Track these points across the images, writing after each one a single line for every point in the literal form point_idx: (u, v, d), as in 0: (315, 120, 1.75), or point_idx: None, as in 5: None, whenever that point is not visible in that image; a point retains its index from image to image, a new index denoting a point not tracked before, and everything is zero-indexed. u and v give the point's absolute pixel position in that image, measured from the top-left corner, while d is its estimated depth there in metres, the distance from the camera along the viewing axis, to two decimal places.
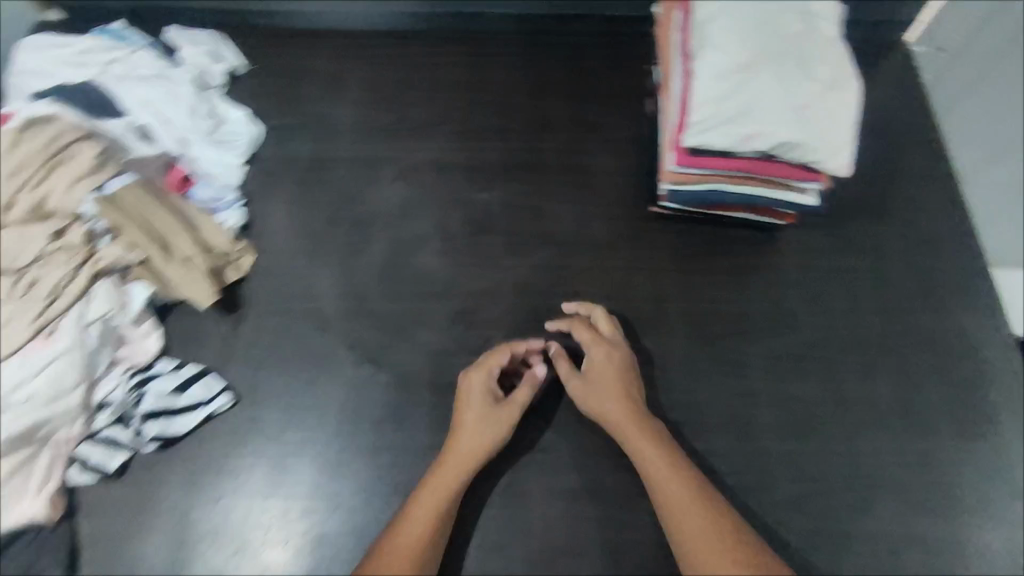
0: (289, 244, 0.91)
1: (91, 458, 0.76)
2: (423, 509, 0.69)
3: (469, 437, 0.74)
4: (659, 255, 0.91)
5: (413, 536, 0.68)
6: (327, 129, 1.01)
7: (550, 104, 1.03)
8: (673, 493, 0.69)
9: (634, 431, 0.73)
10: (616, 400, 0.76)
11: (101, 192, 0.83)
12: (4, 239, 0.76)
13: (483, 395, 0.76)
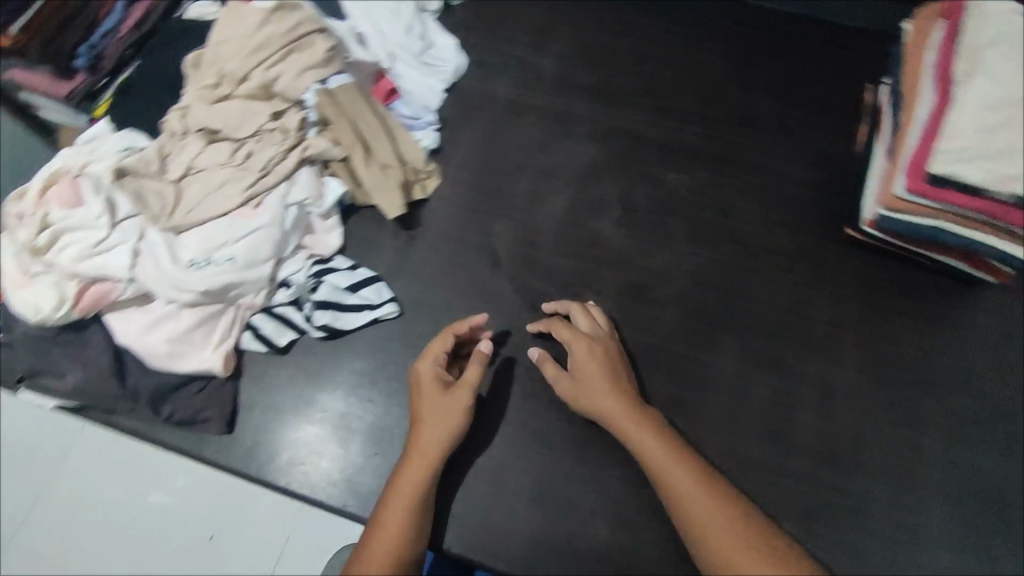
0: (472, 178, 0.92)
1: (263, 329, 0.79)
2: (412, 479, 0.68)
3: (439, 414, 0.71)
4: (841, 280, 0.86)
5: (397, 507, 0.66)
6: (528, 76, 1.02)
7: (755, 101, 0.99)
8: (690, 493, 0.64)
9: (631, 425, 0.69)
10: (609, 398, 0.71)
11: (323, 85, 0.86)
12: (232, 109, 0.83)
13: (438, 372, 0.73)
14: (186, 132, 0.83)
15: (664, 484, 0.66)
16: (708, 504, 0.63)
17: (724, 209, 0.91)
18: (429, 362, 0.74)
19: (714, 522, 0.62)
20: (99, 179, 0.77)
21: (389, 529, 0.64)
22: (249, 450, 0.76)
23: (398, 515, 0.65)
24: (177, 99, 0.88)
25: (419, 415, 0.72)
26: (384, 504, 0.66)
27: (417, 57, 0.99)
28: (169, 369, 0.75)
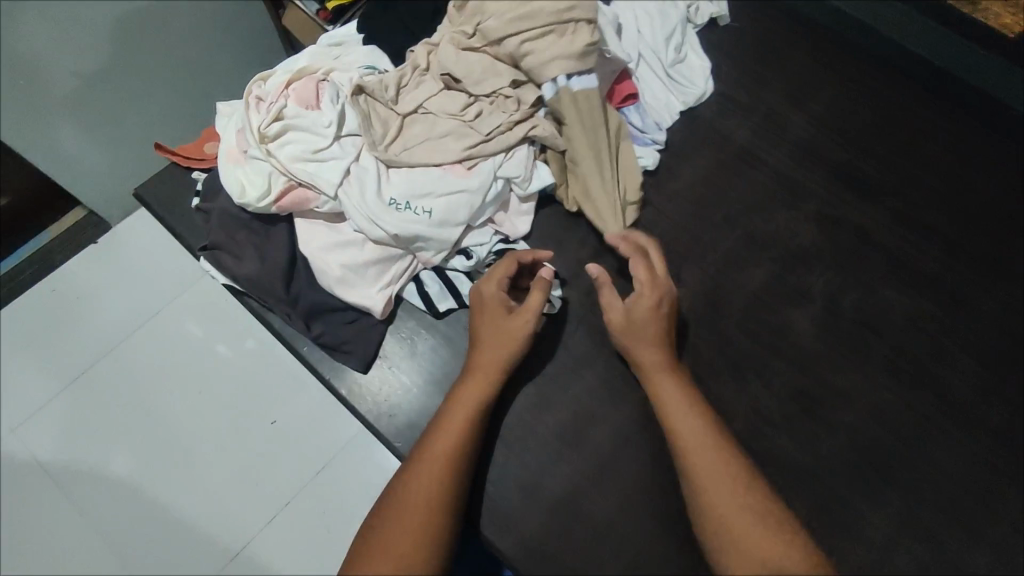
0: (678, 213, 0.86)
1: (428, 288, 0.78)
2: (461, 413, 0.68)
3: (497, 339, 0.71)
4: (988, 436, 0.75)
5: (443, 447, 0.65)
6: (772, 126, 0.93)
7: (1017, 245, 0.85)
8: (712, 467, 0.63)
9: (672, 390, 0.68)
10: (650, 350, 0.70)
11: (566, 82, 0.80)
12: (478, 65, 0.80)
13: (503, 297, 0.72)
14: (428, 70, 0.81)
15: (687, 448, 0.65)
16: (730, 487, 0.61)
17: (940, 350, 0.79)
18: (495, 284, 0.72)
19: (731, 506, 0.60)
20: (339, 91, 0.78)
21: (434, 462, 0.64)
22: (375, 397, 0.76)
23: (449, 453, 0.65)
24: (428, 35, 0.87)
25: (477, 336, 0.72)
26: (432, 435, 0.66)
27: (666, 67, 0.94)
28: (333, 292, 0.75)
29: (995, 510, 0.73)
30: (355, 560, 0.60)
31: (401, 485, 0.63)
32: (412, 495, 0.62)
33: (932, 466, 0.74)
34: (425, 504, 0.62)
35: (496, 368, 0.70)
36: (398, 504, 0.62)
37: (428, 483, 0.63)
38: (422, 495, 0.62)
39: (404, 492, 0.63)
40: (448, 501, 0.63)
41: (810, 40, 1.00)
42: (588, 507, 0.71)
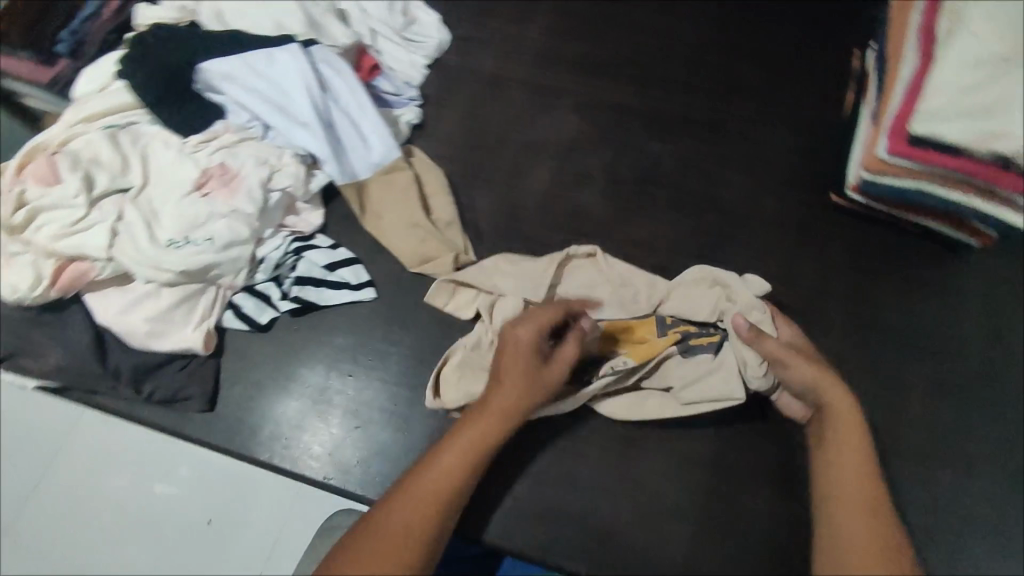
0: (454, 152, 0.92)
1: (242, 307, 0.80)
2: (479, 430, 0.66)
3: (516, 372, 0.68)
4: (767, 230, 0.87)
5: (442, 468, 0.63)
6: (513, 47, 1.01)
7: (743, 68, 0.97)
8: (847, 495, 0.61)
9: (862, 485, 0.62)
10: (847, 439, 0.64)
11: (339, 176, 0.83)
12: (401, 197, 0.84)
13: (537, 342, 0.69)
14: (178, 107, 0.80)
15: (838, 493, 0.62)
16: (841, 494, 0.61)
17: (709, 177, 0.90)
18: (540, 330, 0.70)
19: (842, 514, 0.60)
20: (76, 157, 0.76)
21: (440, 475, 0.63)
22: (231, 426, 0.77)
23: (451, 463, 0.64)
24: None
25: (494, 374, 0.68)
26: (440, 448, 0.65)
27: (399, 32, 0.99)
28: (149, 348, 0.76)
29: (794, 285, 0.84)
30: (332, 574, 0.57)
31: (391, 502, 0.61)
32: (391, 517, 0.60)
33: (733, 272, 0.84)
34: (404, 526, 0.59)
35: (519, 399, 0.67)
36: (378, 525, 0.59)
37: (422, 497, 0.62)
38: (413, 511, 0.61)
39: (394, 510, 0.61)
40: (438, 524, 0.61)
41: None
42: None
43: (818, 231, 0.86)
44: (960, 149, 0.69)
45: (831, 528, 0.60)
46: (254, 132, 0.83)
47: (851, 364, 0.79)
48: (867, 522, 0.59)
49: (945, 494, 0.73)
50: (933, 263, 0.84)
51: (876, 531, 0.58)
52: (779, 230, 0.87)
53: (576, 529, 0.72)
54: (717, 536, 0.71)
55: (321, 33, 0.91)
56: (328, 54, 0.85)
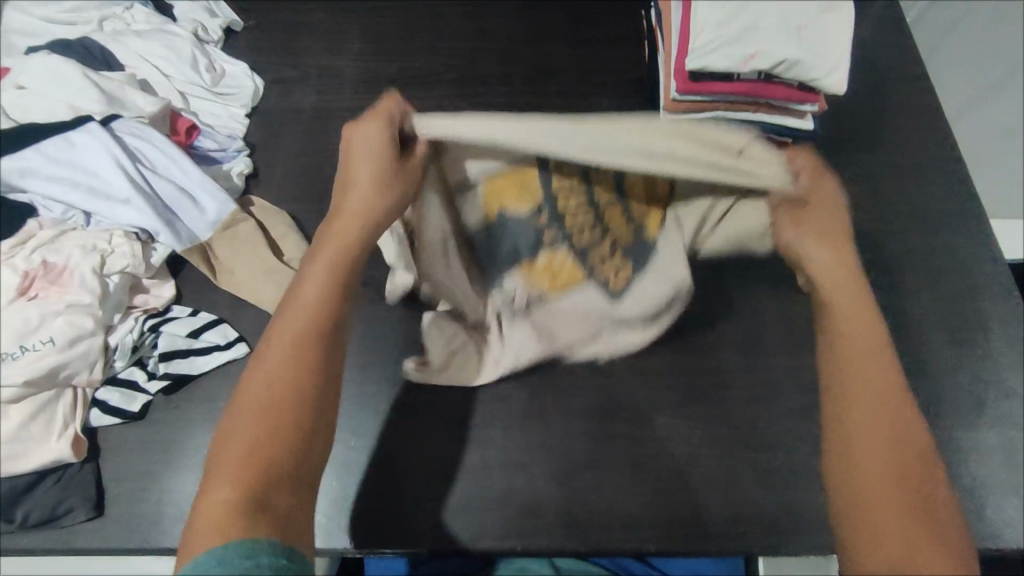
0: (296, 192, 0.94)
1: (109, 401, 0.76)
2: (336, 255, 0.63)
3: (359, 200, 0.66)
4: None
5: (307, 306, 0.60)
6: (330, 79, 1.03)
7: (547, 48, 1.05)
8: (864, 399, 0.62)
9: (865, 346, 0.65)
10: (854, 318, 0.67)
11: (179, 240, 0.81)
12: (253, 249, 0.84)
13: (384, 149, 0.66)
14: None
15: (852, 364, 0.64)
16: (873, 416, 0.60)
17: None
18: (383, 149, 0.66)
19: (861, 435, 0.60)
20: None
21: (300, 313, 0.60)
22: (126, 524, 0.73)
23: (308, 301, 0.61)
24: None
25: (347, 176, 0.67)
26: (301, 283, 0.62)
27: (210, 89, 0.98)
28: (9, 472, 0.70)
29: None
30: (218, 452, 0.54)
31: (262, 356, 0.58)
32: (268, 374, 0.57)
33: None
34: (285, 376, 0.57)
35: (363, 224, 0.65)
36: (255, 386, 0.56)
37: (286, 343, 0.58)
38: (280, 362, 0.57)
39: (261, 366, 0.57)
40: (316, 363, 0.58)
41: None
42: (369, 453, 0.77)
43: None
44: (732, 74, 0.77)
45: (850, 437, 0.60)
46: (75, 222, 0.80)
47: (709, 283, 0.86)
48: (887, 436, 0.59)
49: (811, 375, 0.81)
50: None
51: (899, 458, 0.58)
52: None
53: (498, 511, 0.74)
54: (625, 473, 0.76)
55: (123, 105, 0.88)
56: (134, 126, 0.84)
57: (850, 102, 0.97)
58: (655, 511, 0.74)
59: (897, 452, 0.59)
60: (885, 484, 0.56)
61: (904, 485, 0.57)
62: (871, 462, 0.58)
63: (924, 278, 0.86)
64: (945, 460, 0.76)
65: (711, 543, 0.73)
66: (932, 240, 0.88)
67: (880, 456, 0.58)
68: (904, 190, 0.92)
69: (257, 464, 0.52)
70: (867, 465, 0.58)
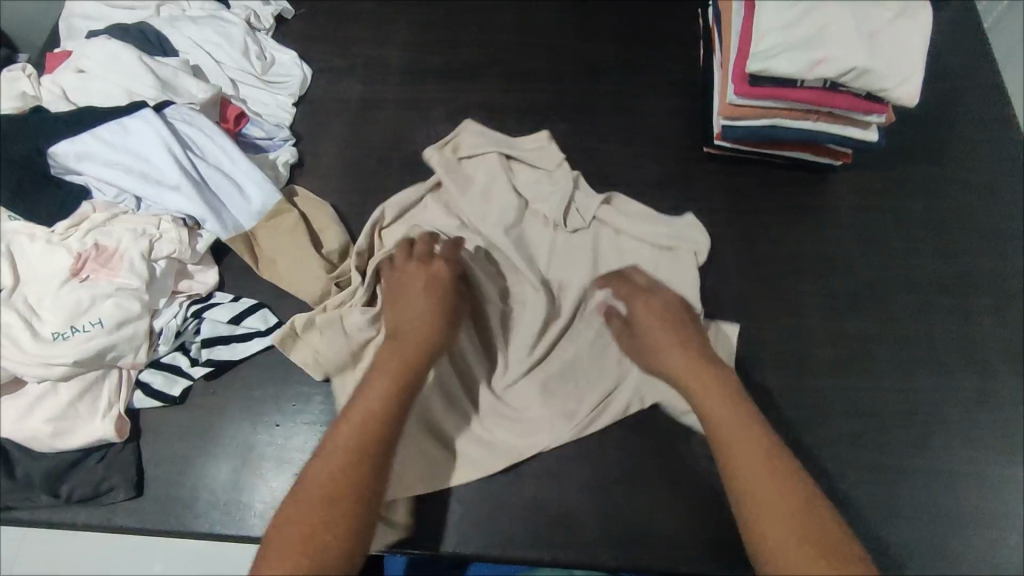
0: (339, 184, 0.94)
1: (152, 384, 0.77)
2: (388, 379, 0.69)
3: (423, 318, 0.74)
4: (650, 193, 0.91)
5: (375, 404, 0.67)
6: (377, 69, 1.02)
7: (598, 44, 1.02)
8: (733, 424, 0.66)
9: (733, 419, 0.66)
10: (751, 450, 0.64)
11: (223, 226, 0.82)
12: (297, 245, 0.84)
13: (452, 283, 0.77)
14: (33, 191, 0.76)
15: (737, 453, 0.64)
16: (761, 458, 0.63)
17: (588, 153, 0.94)
18: (448, 277, 0.77)
19: (757, 472, 0.62)
20: None
21: (358, 417, 0.66)
22: (163, 506, 0.74)
23: (377, 407, 0.67)
24: None
25: (405, 305, 0.75)
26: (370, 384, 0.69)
27: (260, 77, 0.99)
28: (58, 448, 0.72)
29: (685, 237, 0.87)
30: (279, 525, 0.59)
31: (319, 456, 0.64)
32: (318, 474, 0.62)
33: None
34: (329, 474, 0.62)
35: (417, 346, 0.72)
36: (308, 482, 0.62)
37: (342, 451, 0.63)
38: (338, 461, 0.63)
39: (315, 471, 0.62)
40: (371, 472, 0.63)
41: None
42: None
43: (697, 182, 0.91)
44: (795, 81, 0.73)
45: (745, 475, 0.62)
46: (126, 205, 0.81)
47: (756, 297, 0.83)
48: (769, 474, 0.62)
49: (861, 400, 0.77)
50: (807, 188, 0.89)
51: (782, 487, 0.61)
52: (662, 191, 0.91)
53: (527, 519, 0.73)
54: (658, 490, 0.74)
55: (176, 92, 0.89)
56: (186, 114, 0.85)
57: (917, 112, 0.92)
58: (687, 531, 0.72)
59: (775, 480, 0.61)
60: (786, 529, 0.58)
61: (809, 538, 0.58)
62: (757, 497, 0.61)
63: (991, 304, 0.81)
64: (1000, 499, 0.72)
65: (743, 567, 0.71)
66: (998, 264, 0.83)
67: (768, 491, 0.61)
68: (973, 208, 0.86)
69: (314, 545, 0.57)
70: (783, 517, 0.59)
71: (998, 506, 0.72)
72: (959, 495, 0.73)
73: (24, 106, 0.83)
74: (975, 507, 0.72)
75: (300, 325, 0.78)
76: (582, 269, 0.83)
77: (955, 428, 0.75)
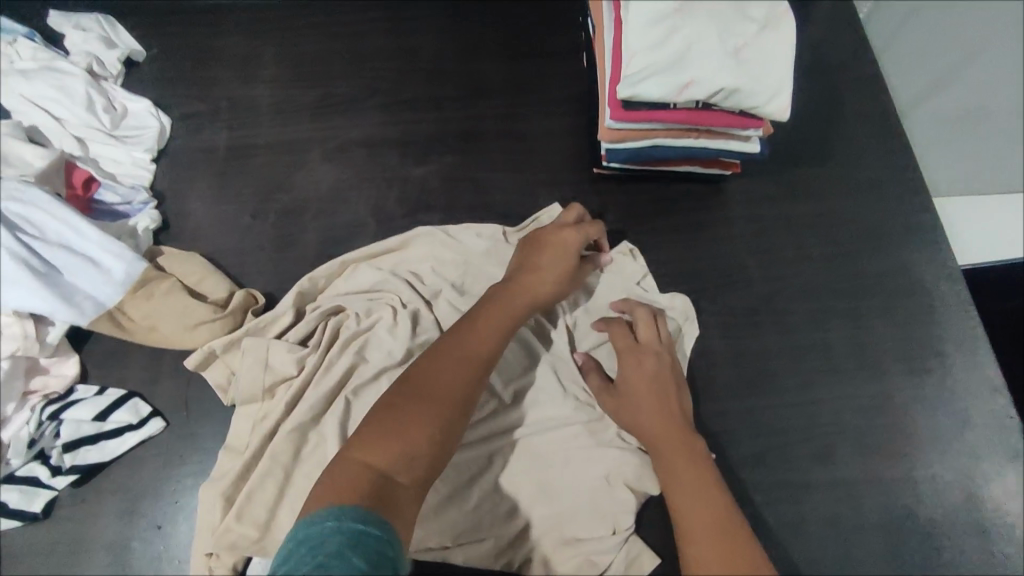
0: (211, 245, 0.86)
1: (7, 503, 0.69)
2: (512, 310, 0.69)
3: (555, 266, 0.73)
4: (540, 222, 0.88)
5: (503, 319, 0.68)
6: (245, 112, 0.94)
7: (481, 65, 0.97)
8: (691, 501, 0.63)
9: (694, 496, 0.64)
10: (703, 529, 0.61)
11: (79, 311, 0.74)
12: (172, 311, 0.76)
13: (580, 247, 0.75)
14: None
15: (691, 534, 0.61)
16: (714, 541, 0.60)
17: (478, 184, 0.90)
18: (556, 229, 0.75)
19: (710, 557, 0.59)
20: None
21: (478, 338, 0.65)
22: None
23: (500, 326, 0.67)
24: None
25: (545, 238, 0.75)
26: (496, 300, 0.69)
27: (111, 132, 0.90)
28: None
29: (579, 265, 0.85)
30: (375, 425, 0.56)
31: (434, 357, 0.63)
32: (431, 380, 0.61)
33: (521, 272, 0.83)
34: (442, 383, 0.61)
35: (525, 292, 0.71)
36: (422, 380, 0.61)
37: (462, 359, 0.63)
38: (457, 376, 0.62)
39: (429, 375, 0.61)
40: (461, 404, 0.61)
41: (227, 18, 1.00)
42: None
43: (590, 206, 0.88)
44: (668, 104, 0.71)
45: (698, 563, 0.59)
46: None
47: None
48: (717, 534, 0.60)
49: (768, 420, 0.76)
50: (700, 202, 0.88)
51: (733, 557, 0.59)
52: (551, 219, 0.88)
53: None
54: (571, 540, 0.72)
55: (8, 163, 0.80)
56: (13, 187, 0.74)
57: (801, 112, 0.92)
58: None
59: (728, 551, 0.59)
60: None
61: None
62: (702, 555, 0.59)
63: (881, 303, 0.82)
64: (903, 502, 0.73)
65: None
66: (888, 261, 0.84)
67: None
68: (858, 207, 0.87)
69: (404, 454, 0.55)
70: None
71: (901, 509, 0.73)
72: (866, 504, 0.73)
73: None
74: (880, 514, 0.73)
75: (221, 347, 0.75)
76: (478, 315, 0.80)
77: (857, 435, 0.76)
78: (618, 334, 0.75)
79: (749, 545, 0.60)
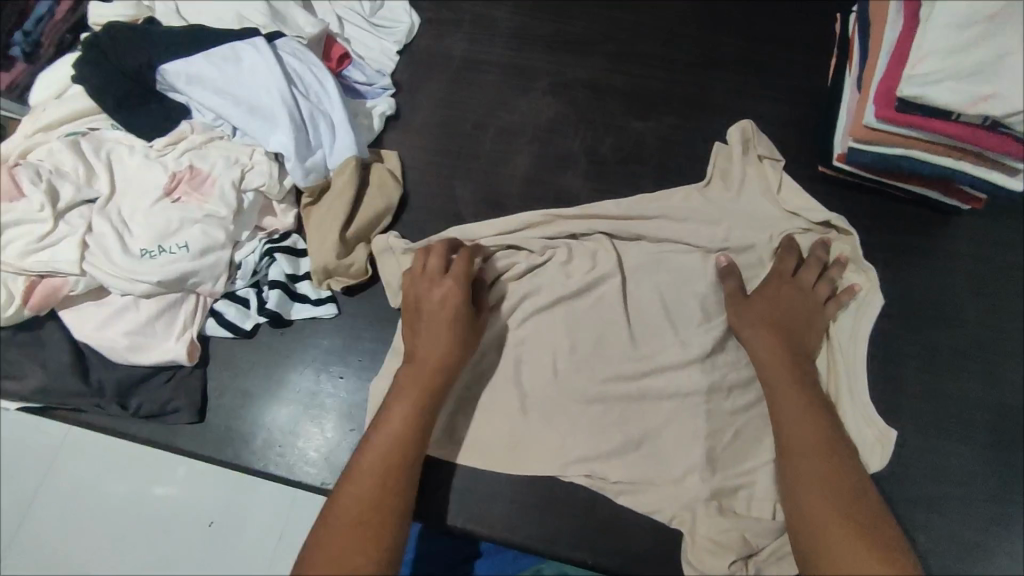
0: (432, 143, 0.91)
1: (226, 314, 0.78)
2: (409, 396, 0.68)
3: (443, 331, 0.70)
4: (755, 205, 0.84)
5: (405, 410, 0.67)
6: (485, 29, 0.98)
7: (723, 36, 0.96)
8: (802, 434, 0.67)
9: (801, 420, 0.67)
10: (811, 462, 0.65)
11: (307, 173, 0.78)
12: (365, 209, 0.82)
13: (461, 293, 0.72)
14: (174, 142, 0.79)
15: (797, 458, 0.66)
16: (818, 475, 0.64)
17: (694, 150, 0.89)
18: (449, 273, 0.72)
19: (809, 491, 0.63)
20: (38, 170, 0.74)
21: (388, 435, 0.66)
22: (222, 437, 0.76)
23: (405, 424, 0.66)
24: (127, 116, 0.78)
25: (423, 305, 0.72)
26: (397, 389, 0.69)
27: (367, 19, 0.96)
28: (133, 361, 0.75)
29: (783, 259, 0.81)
30: (325, 531, 0.61)
31: (358, 460, 0.65)
32: (362, 478, 0.64)
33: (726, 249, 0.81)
34: (374, 486, 0.63)
35: (443, 369, 0.69)
36: (350, 490, 0.63)
37: (381, 462, 0.64)
38: (375, 481, 0.63)
39: (359, 474, 0.64)
40: (393, 496, 0.63)
41: None
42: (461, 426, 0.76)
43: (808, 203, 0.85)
44: (950, 113, 0.67)
45: (799, 488, 0.64)
46: (222, 130, 0.81)
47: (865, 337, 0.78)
48: (820, 465, 0.64)
49: (950, 466, 0.72)
50: (929, 229, 0.83)
51: (833, 487, 0.63)
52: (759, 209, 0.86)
53: (576, 516, 0.73)
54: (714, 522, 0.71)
55: (285, 23, 0.87)
56: (295, 48, 0.83)
57: None
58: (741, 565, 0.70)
59: (830, 485, 0.63)
60: (823, 519, 0.61)
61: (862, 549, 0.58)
62: (799, 468, 0.65)
63: None
64: None
65: None
66: None
67: (827, 508, 0.61)
68: None
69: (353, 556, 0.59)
70: (835, 543, 0.59)
71: None
72: None
73: (138, 15, 0.86)
74: None
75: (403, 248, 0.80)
76: (671, 276, 0.80)
77: None
78: (785, 259, 0.77)
79: (851, 481, 0.63)
